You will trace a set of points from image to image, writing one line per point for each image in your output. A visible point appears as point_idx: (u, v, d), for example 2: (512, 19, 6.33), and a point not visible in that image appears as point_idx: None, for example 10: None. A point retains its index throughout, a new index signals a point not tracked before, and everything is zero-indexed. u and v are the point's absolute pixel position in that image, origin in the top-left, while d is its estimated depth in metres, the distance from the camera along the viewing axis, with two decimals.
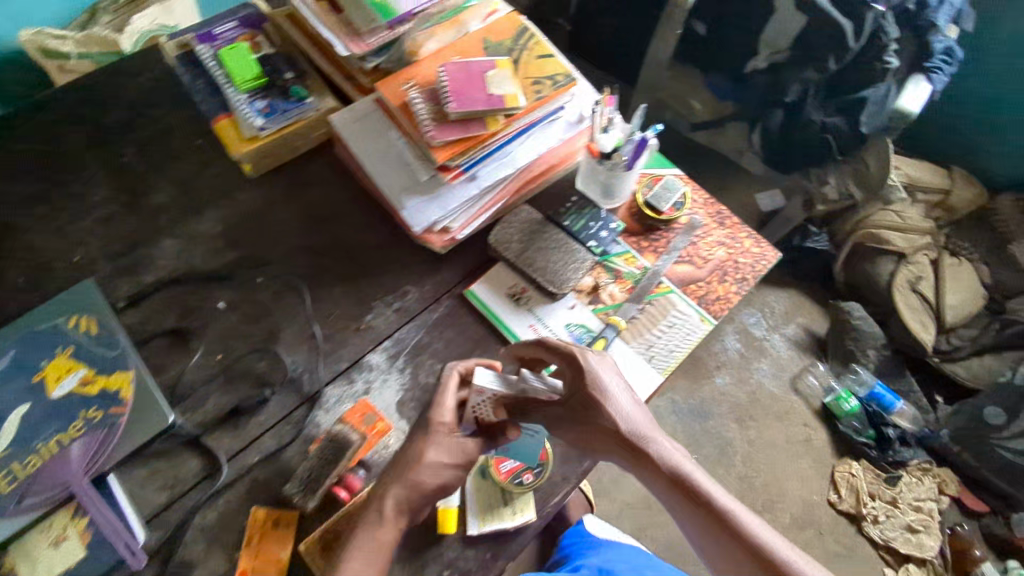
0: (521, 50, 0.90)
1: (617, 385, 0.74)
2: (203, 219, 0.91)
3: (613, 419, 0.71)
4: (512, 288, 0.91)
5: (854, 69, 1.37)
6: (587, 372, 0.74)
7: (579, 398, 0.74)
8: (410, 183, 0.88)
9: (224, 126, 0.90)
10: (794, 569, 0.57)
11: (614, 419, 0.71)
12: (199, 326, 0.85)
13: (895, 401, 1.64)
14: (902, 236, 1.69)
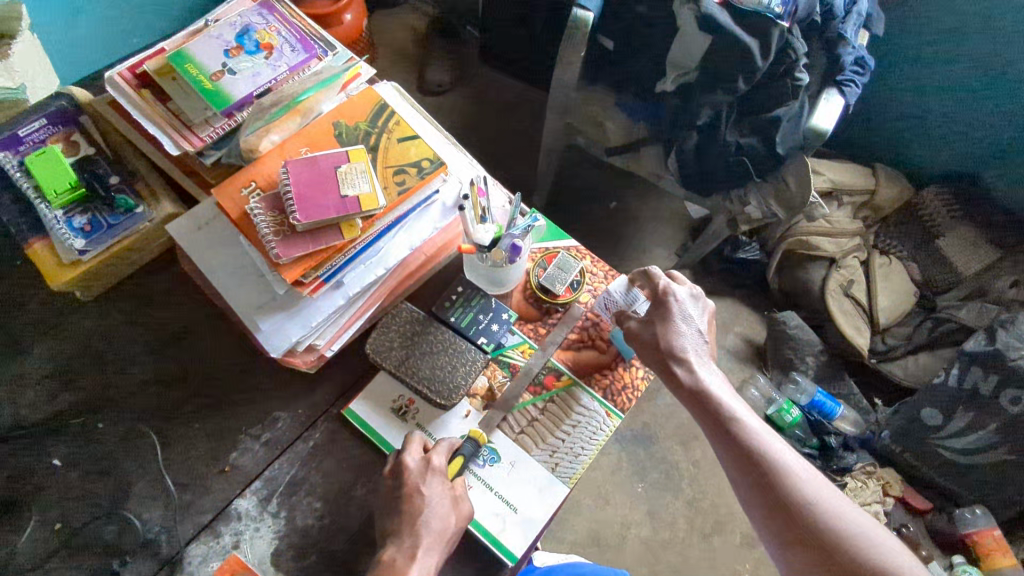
0: (380, 134, 0.80)
1: (693, 329, 0.82)
2: (29, 357, 0.78)
3: (666, 338, 0.81)
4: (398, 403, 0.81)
5: (764, 85, 1.31)
6: (669, 307, 0.82)
7: (652, 323, 0.82)
8: (266, 299, 0.77)
9: (40, 250, 0.76)
10: (781, 468, 0.73)
11: (684, 355, 0.80)
12: (31, 491, 0.73)
13: (836, 408, 1.59)
14: (831, 239, 1.63)
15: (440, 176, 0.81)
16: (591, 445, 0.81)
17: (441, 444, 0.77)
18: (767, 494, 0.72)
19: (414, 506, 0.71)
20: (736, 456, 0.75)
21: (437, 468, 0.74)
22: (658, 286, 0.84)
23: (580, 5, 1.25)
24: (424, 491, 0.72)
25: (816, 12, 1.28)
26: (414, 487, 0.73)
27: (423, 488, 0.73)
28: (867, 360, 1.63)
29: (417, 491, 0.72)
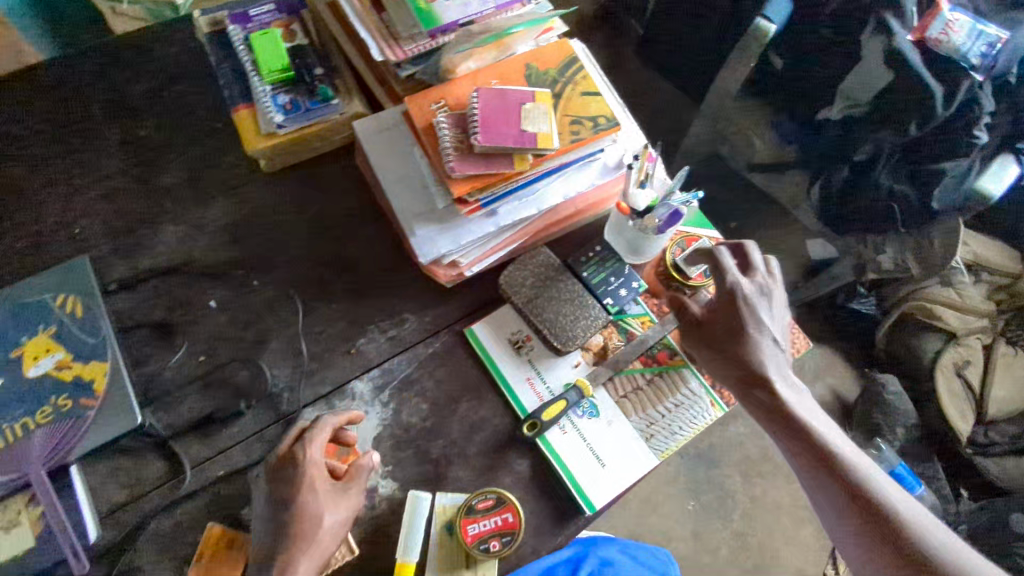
0: (565, 84, 0.84)
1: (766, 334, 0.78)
2: (208, 209, 0.87)
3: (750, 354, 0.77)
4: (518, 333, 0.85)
5: (938, 135, 1.25)
6: (744, 315, 0.78)
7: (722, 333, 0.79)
8: (425, 209, 0.83)
9: (245, 117, 0.85)
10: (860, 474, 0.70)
11: (766, 373, 0.77)
12: (186, 322, 0.82)
13: (916, 487, 1.45)
14: (957, 314, 1.56)
15: (610, 136, 0.84)
16: (689, 428, 0.82)
17: (318, 434, 0.71)
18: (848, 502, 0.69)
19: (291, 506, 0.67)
20: (811, 462, 0.73)
21: (313, 461, 0.70)
22: (729, 288, 0.79)
23: (765, 15, 1.21)
24: (304, 489, 0.68)
25: (1012, 71, 1.21)
26: (290, 484, 0.68)
27: (302, 483, 0.68)
28: (960, 447, 1.51)
29: (297, 485, 0.68)
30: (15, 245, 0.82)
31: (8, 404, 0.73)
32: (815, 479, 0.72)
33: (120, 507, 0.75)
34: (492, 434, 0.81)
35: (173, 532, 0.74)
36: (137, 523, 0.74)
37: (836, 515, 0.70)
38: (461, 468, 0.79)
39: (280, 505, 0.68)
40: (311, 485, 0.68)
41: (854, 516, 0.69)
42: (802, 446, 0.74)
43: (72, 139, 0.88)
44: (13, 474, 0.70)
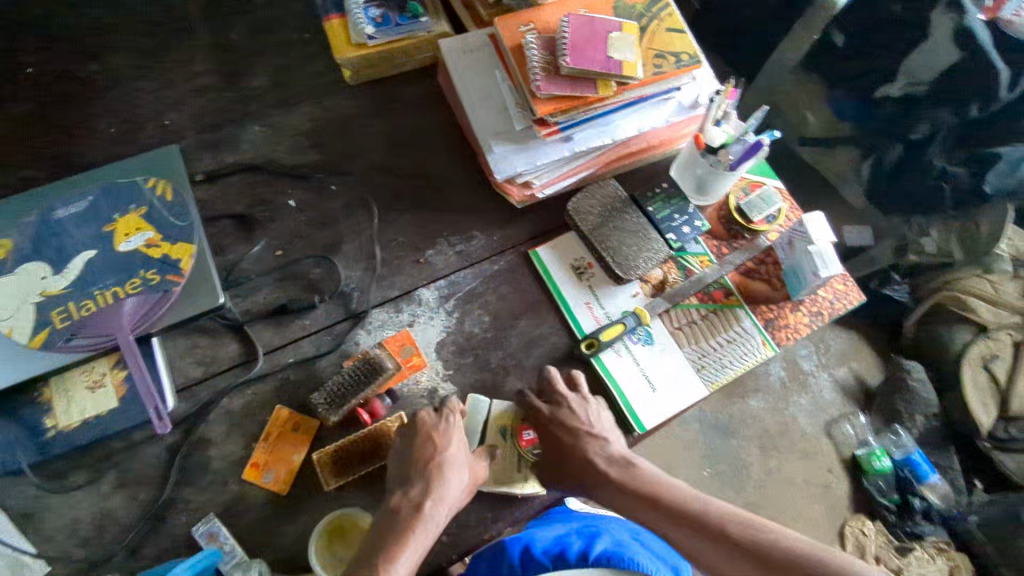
0: (651, 20, 0.86)
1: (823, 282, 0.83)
2: (292, 114, 0.91)
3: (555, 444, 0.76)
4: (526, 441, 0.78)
5: (996, 118, 1.26)
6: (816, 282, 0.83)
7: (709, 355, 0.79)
8: (504, 129, 0.86)
9: (336, 25, 0.89)
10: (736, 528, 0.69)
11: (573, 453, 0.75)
12: (265, 217, 0.86)
13: (931, 473, 1.46)
14: (990, 308, 1.52)
15: (689, 74, 0.86)
16: (739, 363, 0.85)
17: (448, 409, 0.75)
18: (717, 539, 0.68)
19: (424, 460, 0.70)
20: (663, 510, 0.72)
21: (450, 431, 0.73)
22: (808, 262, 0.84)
23: None
24: (434, 447, 0.71)
25: None
26: (424, 440, 0.71)
27: (437, 442, 0.71)
28: (978, 440, 1.50)
29: (429, 442, 0.71)
30: (110, 129, 0.87)
31: (99, 273, 0.75)
32: (677, 526, 0.71)
33: (194, 382, 0.79)
34: (549, 350, 0.84)
35: (243, 409, 0.78)
36: (209, 398, 0.78)
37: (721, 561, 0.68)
38: (517, 379, 0.82)
39: (407, 458, 0.71)
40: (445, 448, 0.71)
41: (738, 549, 0.67)
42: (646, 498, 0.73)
43: (169, 38, 0.93)
44: (102, 336, 0.73)
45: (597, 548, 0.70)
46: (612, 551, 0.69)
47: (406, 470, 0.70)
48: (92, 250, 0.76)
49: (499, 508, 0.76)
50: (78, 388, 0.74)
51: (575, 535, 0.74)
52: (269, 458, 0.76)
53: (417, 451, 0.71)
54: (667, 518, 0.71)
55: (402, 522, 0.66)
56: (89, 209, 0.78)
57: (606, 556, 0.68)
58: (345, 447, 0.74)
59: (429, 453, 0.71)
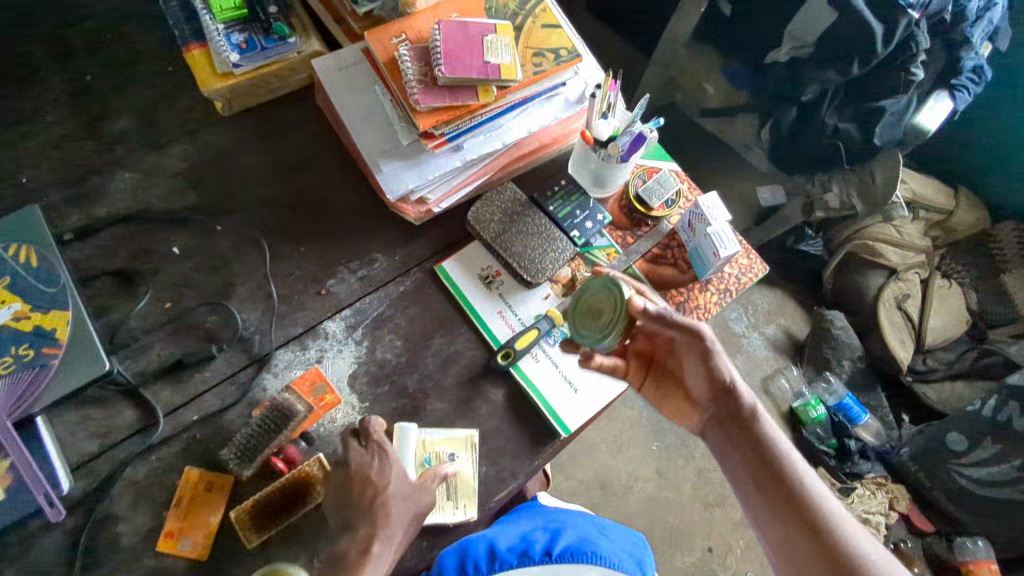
0: (526, 17, 0.85)
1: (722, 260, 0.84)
2: (164, 155, 0.86)
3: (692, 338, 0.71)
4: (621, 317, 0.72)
5: (875, 74, 1.31)
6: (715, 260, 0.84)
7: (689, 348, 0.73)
8: (390, 145, 0.83)
9: (198, 56, 0.83)
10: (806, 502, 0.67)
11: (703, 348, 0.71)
12: (148, 270, 0.81)
13: (863, 414, 1.50)
14: (896, 249, 1.58)
15: (572, 69, 0.86)
16: None
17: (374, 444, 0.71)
18: (803, 526, 0.66)
19: (363, 500, 0.67)
20: (774, 475, 0.68)
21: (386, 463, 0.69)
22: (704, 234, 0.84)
23: None
24: (372, 486, 0.68)
25: (947, 10, 1.26)
26: (362, 480, 0.68)
27: (375, 479, 0.68)
28: (902, 375, 1.56)
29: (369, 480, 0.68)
30: None
31: None
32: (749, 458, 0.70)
33: (91, 458, 0.73)
34: (467, 366, 0.82)
35: (150, 478, 0.73)
36: (110, 472, 0.73)
37: (798, 550, 0.65)
38: (438, 400, 0.80)
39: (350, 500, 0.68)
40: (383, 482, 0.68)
41: (819, 552, 0.64)
42: (761, 460, 0.70)
43: (13, 87, 0.86)
44: None
45: (558, 543, 0.75)
46: (573, 545, 0.75)
47: (349, 512, 0.68)
48: None
49: (434, 535, 0.75)
50: None
51: (538, 531, 0.79)
52: (184, 524, 0.71)
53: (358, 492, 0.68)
54: (775, 485, 0.68)
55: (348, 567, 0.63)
56: None
57: (569, 552, 0.74)
58: (263, 499, 0.71)
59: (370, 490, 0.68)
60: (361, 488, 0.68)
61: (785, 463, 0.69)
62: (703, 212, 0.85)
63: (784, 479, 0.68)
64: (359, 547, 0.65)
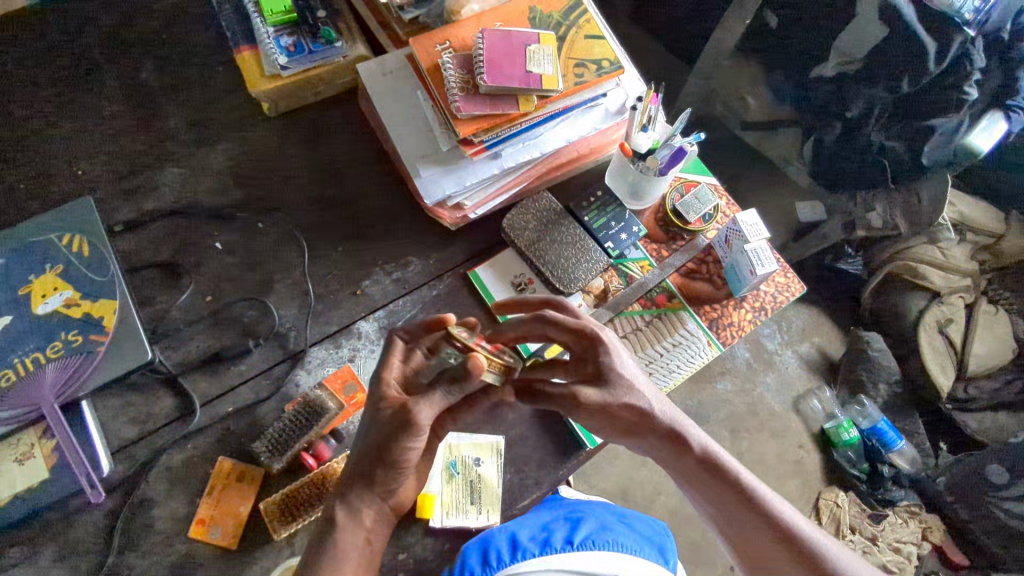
0: (569, 27, 0.85)
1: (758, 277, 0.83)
2: (211, 152, 0.89)
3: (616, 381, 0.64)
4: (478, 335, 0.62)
5: (926, 92, 1.29)
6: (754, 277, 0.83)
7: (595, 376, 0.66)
8: (430, 151, 0.84)
9: (247, 60, 0.85)
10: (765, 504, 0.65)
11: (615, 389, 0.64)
12: (192, 263, 0.83)
13: (898, 440, 1.43)
14: (941, 273, 1.54)
15: (613, 80, 0.85)
16: (687, 366, 0.85)
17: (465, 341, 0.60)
18: (775, 554, 0.64)
19: (385, 454, 0.57)
20: (738, 511, 0.65)
21: (420, 405, 0.56)
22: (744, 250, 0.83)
23: None
24: (395, 439, 0.57)
25: (1005, 28, 1.24)
26: (388, 429, 0.57)
27: (402, 433, 0.56)
28: (941, 402, 1.50)
29: (393, 431, 0.57)
30: (18, 185, 0.83)
31: (18, 339, 0.72)
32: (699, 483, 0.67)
33: (130, 443, 0.76)
34: None
35: (184, 466, 0.75)
36: (147, 458, 0.75)
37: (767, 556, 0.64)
38: None
39: (371, 443, 0.58)
40: (414, 428, 0.56)
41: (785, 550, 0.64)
42: (721, 497, 0.66)
43: (73, 82, 0.89)
44: (25, 406, 0.69)
45: (579, 534, 0.67)
46: (594, 534, 0.66)
47: (365, 463, 0.58)
48: (8, 315, 0.73)
49: (455, 538, 0.75)
50: (5, 461, 0.69)
51: (559, 521, 0.71)
52: (216, 512, 0.73)
53: (382, 441, 0.57)
54: (740, 520, 0.65)
55: (343, 538, 0.57)
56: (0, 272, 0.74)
57: (589, 540, 0.65)
58: (292, 493, 0.72)
59: (391, 445, 0.57)
60: (383, 442, 0.57)
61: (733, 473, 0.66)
62: (742, 228, 0.84)
63: (747, 508, 0.65)
64: (366, 515, 0.59)
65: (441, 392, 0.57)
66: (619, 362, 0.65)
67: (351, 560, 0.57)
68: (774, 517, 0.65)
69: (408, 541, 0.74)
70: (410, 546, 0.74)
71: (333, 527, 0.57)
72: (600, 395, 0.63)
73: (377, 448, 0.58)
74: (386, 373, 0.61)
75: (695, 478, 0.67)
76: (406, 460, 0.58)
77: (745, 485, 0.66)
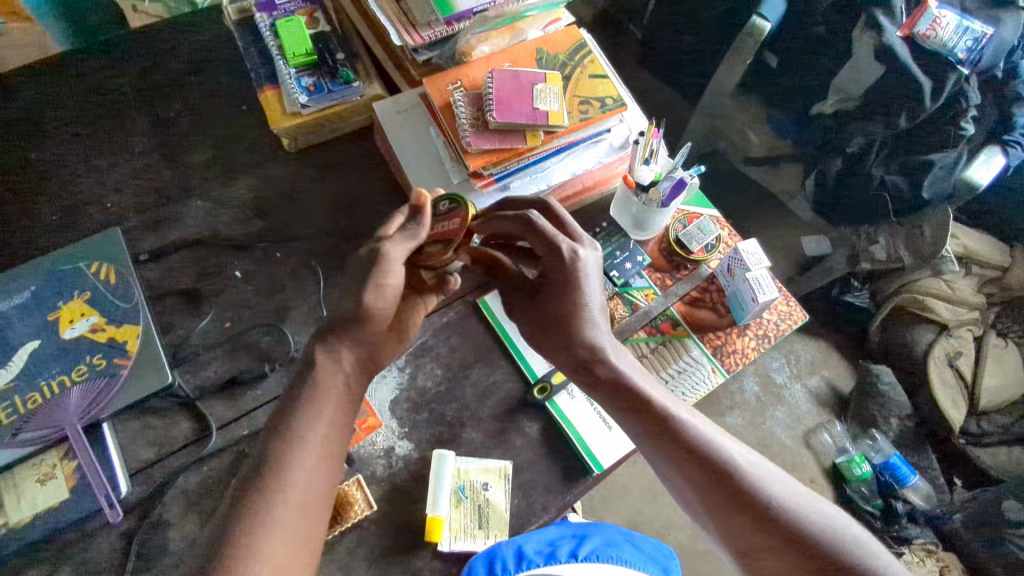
0: (575, 67, 0.90)
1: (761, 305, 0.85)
2: (233, 186, 0.93)
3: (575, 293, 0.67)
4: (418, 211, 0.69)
5: (927, 126, 1.33)
6: (756, 304, 0.85)
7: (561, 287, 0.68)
8: (441, 183, 0.88)
9: (270, 97, 0.90)
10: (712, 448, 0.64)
11: (573, 295, 0.67)
12: (212, 291, 0.87)
13: (911, 475, 1.41)
14: (948, 306, 1.53)
15: (617, 117, 0.89)
16: (691, 393, 0.87)
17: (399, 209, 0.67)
18: (702, 487, 0.62)
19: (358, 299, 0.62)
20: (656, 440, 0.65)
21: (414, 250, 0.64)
22: (747, 276, 0.85)
23: (761, 13, 1.23)
24: (366, 277, 0.61)
25: (999, 67, 1.28)
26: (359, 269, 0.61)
27: (369, 272, 0.61)
28: (953, 438, 1.49)
29: (364, 273, 0.61)
30: (51, 217, 0.88)
31: (45, 363, 0.75)
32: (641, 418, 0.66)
33: (147, 465, 0.77)
34: (504, 397, 0.84)
35: (199, 488, 0.76)
36: (164, 480, 0.76)
37: (714, 501, 0.62)
38: (474, 430, 0.82)
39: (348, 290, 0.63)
40: (381, 267, 0.60)
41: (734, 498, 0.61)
42: (640, 424, 0.66)
43: (106, 121, 0.94)
44: (48, 427, 0.71)
45: (585, 547, 0.70)
46: (598, 548, 0.70)
47: (345, 303, 0.64)
48: (37, 340, 0.76)
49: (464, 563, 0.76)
50: (27, 481, 0.71)
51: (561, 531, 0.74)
52: None
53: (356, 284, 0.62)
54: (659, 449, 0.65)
55: (321, 376, 0.63)
56: (31, 299, 0.78)
57: (595, 554, 0.68)
58: None
59: (360, 286, 0.61)
60: (357, 286, 0.62)
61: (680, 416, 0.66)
62: (745, 257, 0.86)
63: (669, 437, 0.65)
64: (344, 358, 0.64)
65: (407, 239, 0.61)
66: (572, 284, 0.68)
67: (328, 399, 0.62)
68: (697, 446, 0.64)
69: (417, 566, 0.75)
70: (419, 571, 0.75)
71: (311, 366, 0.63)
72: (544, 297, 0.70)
73: (351, 295, 0.63)
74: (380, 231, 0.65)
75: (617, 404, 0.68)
76: (380, 304, 0.63)
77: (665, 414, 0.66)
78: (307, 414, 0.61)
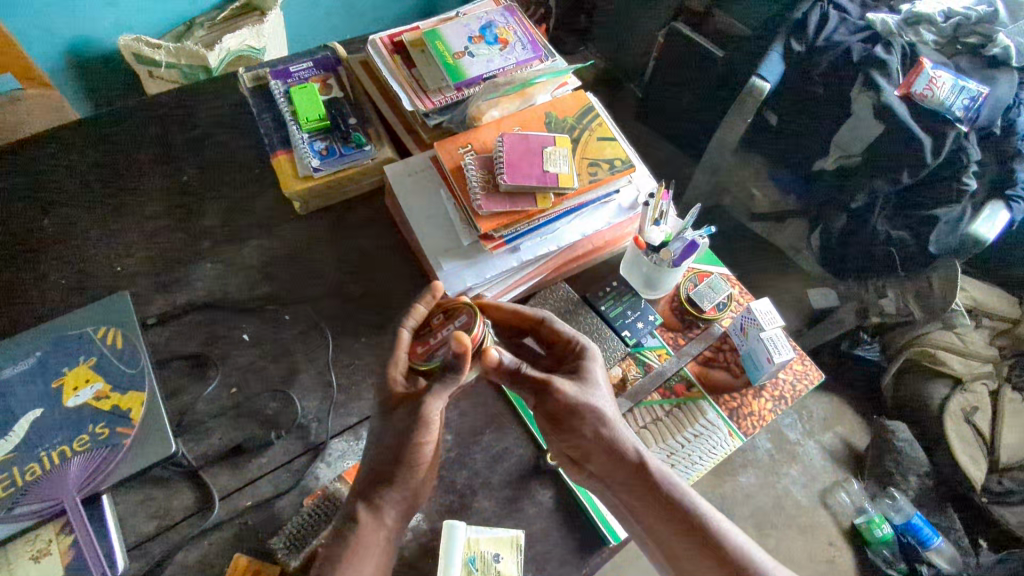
0: (583, 130, 0.91)
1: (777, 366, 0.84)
2: (243, 249, 0.94)
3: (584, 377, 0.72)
4: (414, 324, 0.71)
5: (927, 184, 1.32)
6: (773, 363, 0.83)
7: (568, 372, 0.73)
8: (452, 245, 0.87)
9: (282, 161, 0.91)
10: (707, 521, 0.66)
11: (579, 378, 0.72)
12: (220, 355, 0.85)
13: (935, 537, 1.34)
14: (961, 359, 1.52)
15: (625, 177, 0.90)
16: (708, 458, 0.84)
17: (404, 332, 0.69)
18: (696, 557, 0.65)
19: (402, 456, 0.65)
20: (685, 540, 0.66)
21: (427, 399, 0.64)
22: (762, 336, 0.84)
23: (759, 73, 1.26)
24: (409, 432, 0.65)
25: (995, 124, 1.28)
26: (403, 428, 0.65)
27: (414, 427, 0.64)
28: (975, 495, 1.42)
29: (406, 430, 0.64)
30: (60, 281, 0.87)
31: (47, 432, 0.72)
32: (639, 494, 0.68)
33: (146, 539, 0.74)
34: (516, 464, 0.82)
35: (199, 563, 0.73)
36: (163, 555, 0.73)
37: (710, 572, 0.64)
38: (485, 498, 0.80)
39: (388, 446, 0.65)
40: (423, 420, 0.64)
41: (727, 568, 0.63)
42: (668, 516, 0.67)
43: (119, 186, 0.95)
44: (46, 500, 0.69)
45: None
46: None
47: (383, 460, 0.65)
48: (39, 409, 0.74)
49: None
50: (21, 558, 0.67)
51: None
52: None
53: (399, 442, 0.65)
54: (686, 546, 0.66)
55: (369, 535, 0.62)
56: (35, 366, 0.76)
57: None
58: None
59: (406, 443, 0.64)
60: (400, 442, 0.65)
61: (677, 491, 0.68)
62: (760, 318, 0.85)
63: (703, 533, 0.65)
64: (387, 514, 0.65)
65: (437, 385, 0.64)
66: (594, 372, 0.73)
67: (376, 554, 0.62)
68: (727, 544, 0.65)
69: None
70: None
71: (358, 525, 0.62)
72: (575, 389, 0.70)
73: (393, 453, 0.65)
74: (392, 371, 0.68)
75: (646, 495, 0.68)
76: (421, 452, 0.66)
77: (699, 512, 0.67)
78: (355, 561, 0.60)
